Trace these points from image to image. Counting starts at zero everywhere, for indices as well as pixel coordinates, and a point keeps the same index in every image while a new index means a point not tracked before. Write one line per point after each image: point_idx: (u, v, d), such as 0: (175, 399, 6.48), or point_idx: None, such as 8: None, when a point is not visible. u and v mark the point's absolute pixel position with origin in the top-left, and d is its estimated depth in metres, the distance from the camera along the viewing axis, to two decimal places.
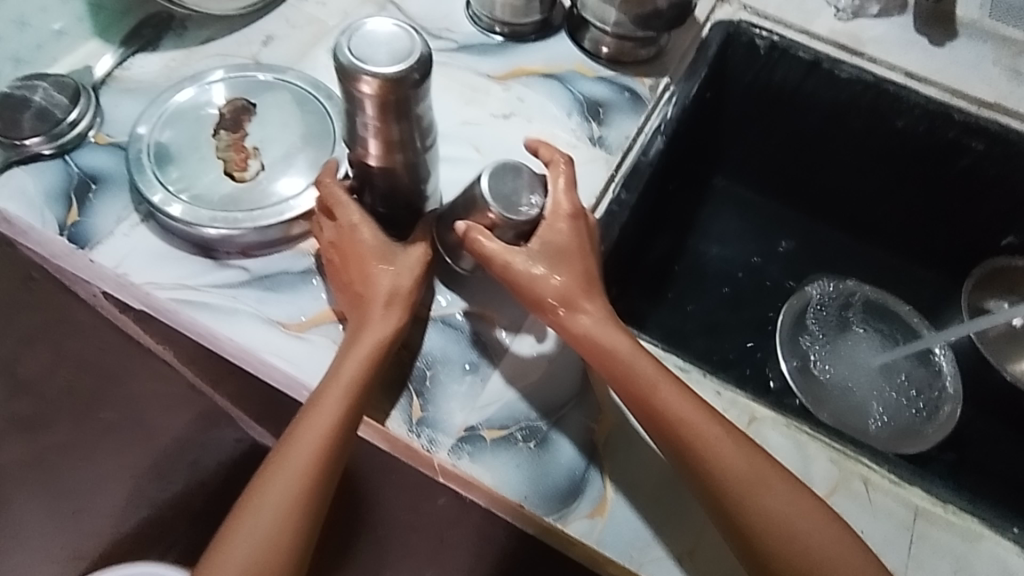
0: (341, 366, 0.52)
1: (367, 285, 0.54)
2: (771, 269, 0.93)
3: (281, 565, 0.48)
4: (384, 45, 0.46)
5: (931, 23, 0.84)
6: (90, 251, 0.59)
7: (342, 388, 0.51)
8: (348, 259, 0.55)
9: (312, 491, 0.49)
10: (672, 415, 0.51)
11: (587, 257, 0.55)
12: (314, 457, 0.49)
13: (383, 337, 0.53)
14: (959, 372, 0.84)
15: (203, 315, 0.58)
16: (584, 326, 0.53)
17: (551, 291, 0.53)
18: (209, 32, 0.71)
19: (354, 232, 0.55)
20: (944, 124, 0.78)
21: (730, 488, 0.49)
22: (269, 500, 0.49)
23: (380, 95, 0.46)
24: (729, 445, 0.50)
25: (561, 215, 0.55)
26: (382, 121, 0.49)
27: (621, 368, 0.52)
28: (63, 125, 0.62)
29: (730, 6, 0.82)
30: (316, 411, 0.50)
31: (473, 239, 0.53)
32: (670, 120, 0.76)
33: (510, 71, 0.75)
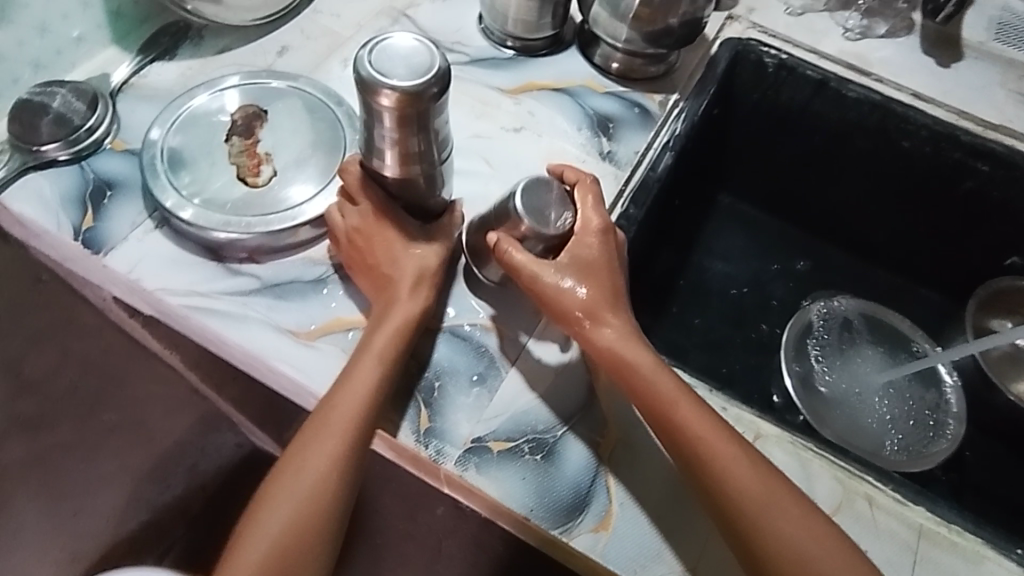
0: (373, 338, 0.54)
1: (394, 265, 0.56)
2: (776, 285, 0.93)
3: (319, 523, 0.49)
4: (404, 60, 0.46)
5: (938, 45, 0.85)
6: (104, 256, 0.59)
7: (374, 359, 0.53)
8: (372, 242, 0.56)
9: (347, 459, 0.51)
10: (689, 430, 0.51)
11: (613, 271, 0.56)
12: (348, 424, 0.50)
13: (413, 311, 0.55)
14: (963, 392, 0.84)
15: (213, 320, 0.58)
16: (607, 339, 0.54)
17: (576, 303, 0.54)
18: (225, 41, 0.72)
19: (379, 217, 0.57)
20: (950, 145, 0.79)
21: (738, 504, 0.49)
22: (306, 468, 0.50)
23: (399, 108, 0.46)
24: (741, 462, 0.51)
25: (591, 231, 0.56)
26: (400, 134, 0.49)
27: (639, 381, 0.53)
28: (80, 132, 0.63)
29: (739, 24, 0.84)
30: (350, 381, 0.52)
31: (503, 250, 0.55)
32: (678, 136, 0.76)
33: (522, 85, 0.76)
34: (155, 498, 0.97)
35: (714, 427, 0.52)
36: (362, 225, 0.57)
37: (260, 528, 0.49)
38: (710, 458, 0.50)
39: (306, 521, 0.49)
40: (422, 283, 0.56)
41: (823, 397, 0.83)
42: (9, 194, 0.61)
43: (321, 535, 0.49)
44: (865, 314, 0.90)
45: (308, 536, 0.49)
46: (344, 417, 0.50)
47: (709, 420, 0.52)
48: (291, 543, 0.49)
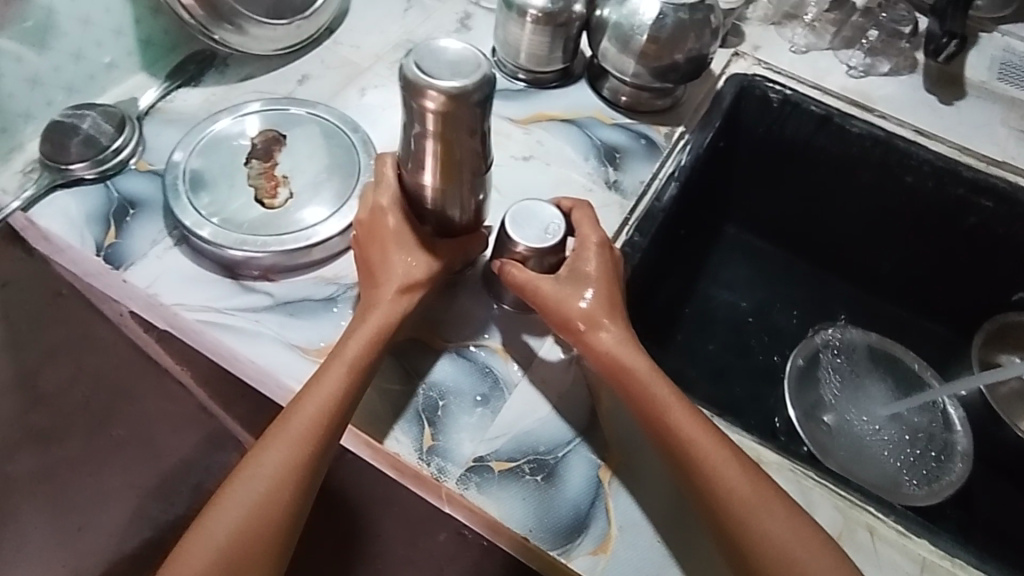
0: (347, 343, 0.54)
1: (383, 270, 0.56)
2: (780, 316, 0.94)
3: (268, 532, 0.48)
4: (454, 64, 0.46)
5: (940, 84, 0.87)
6: (124, 271, 0.61)
7: (345, 366, 0.52)
8: (372, 242, 0.56)
9: (305, 464, 0.50)
10: (682, 434, 0.52)
11: (613, 283, 0.57)
12: (313, 426, 0.50)
13: (390, 318, 0.55)
14: (969, 425, 0.83)
15: (226, 336, 0.60)
16: (605, 344, 0.55)
17: (576, 311, 0.55)
18: (249, 69, 0.75)
19: (382, 216, 0.56)
20: (953, 180, 0.80)
21: (737, 512, 0.49)
22: (262, 471, 0.49)
23: (442, 111, 0.46)
24: (735, 466, 0.51)
25: (589, 246, 0.58)
26: (439, 134, 0.48)
27: (640, 388, 0.53)
28: (107, 152, 0.66)
29: (745, 60, 0.86)
30: (319, 385, 0.52)
31: (507, 272, 0.57)
32: (683, 166, 0.78)
33: (532, 116, 0.78)
34: (158, 516, 0.90)
35: (716, 437, 0.52)
36: (368, 220, 0.56)
37: (208, 532, 0.48)
38: (710, 469, 0.51)
39: (255, 528, 0.48)
40: (406, 293, 0.56)
41: (828, 428, 0.83)
42: (36, 210, 0.64)
43: (269, 546, 0.48)
44: (869, 345, 0.91)
45: (257, 543, 0.48)
46: (310, 420, 0.50)
47: (708, 432, 0.52)
48: (237, 551, 0.47)
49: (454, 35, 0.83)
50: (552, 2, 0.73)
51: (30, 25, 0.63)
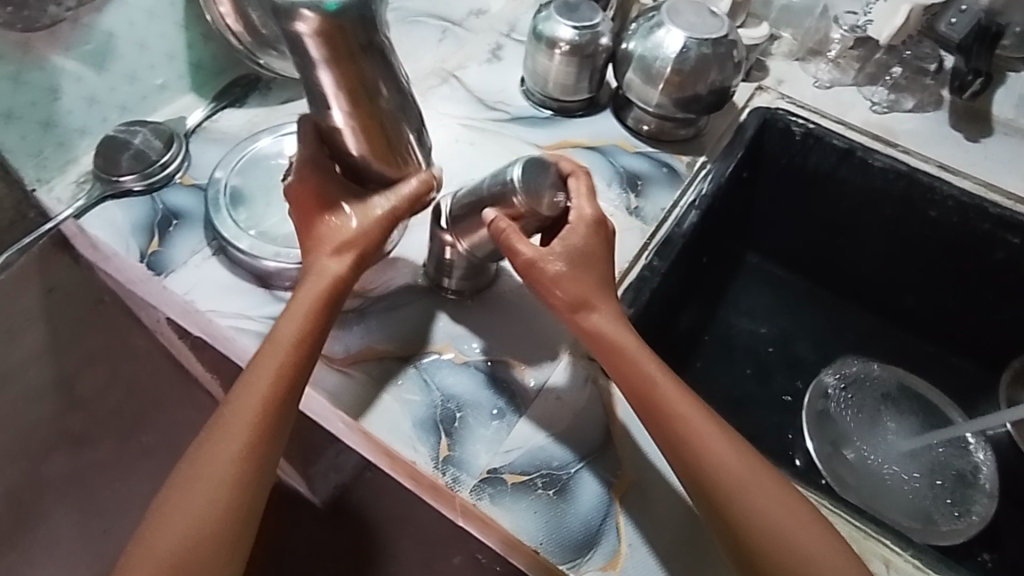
0: (279, 326, 0.53)
1: (315, 240, 0.56)
2: (800, 346, 0.93)
3: (221, 526, 0.48)
4: None
5: (966, 120, 0.87)
6: (164, 277, 0.64)
7: (275, 348, 0.52)
8: (301, 213, 0.56)
9: (250, 455, 0.50)
10: (675, 414, 0.52)
11: (605, 260, 0.57)
12: (251, 418, 0.50)
13: (321, 287, 0.54)
14: (994, 463, 0.81)
15: (256, 343, 0.62)
16: (596, 324, 0.55)
17: (583, 293, 0.55)
18: (290, 93, 0.79)
19: (302, 184, 0.55)
20: (978, 216, 0.80)
21: (729, 486, 0.50)
22: (207, 470, 0.49)
23: (320, 32, 0.47)
24: (725, 444, 0.51)
25: (583, 220, 0.56)
26: (334, 59, 0.49)
27: (629, 365, 0.54)
28: (155, 166, 0.70)
29: (768, 94, 0.88)
30: (253, 374, 0.51)
31: (498, 226, 0.55)
32: (704, 195, 0.79)
33: (557, 143, 0.81)
34: None
35: (711, 420, 0.53)
36: (295, 191, 0.55)
37: (157, 536, 0.48)
38: (700, 448, 0.51)
39: (202, 529, 0.48)
40: (341, 255, 0.55)
41: (847, 460, 0.82)
42: (87, 220, 0.67)
43: (216, 542, 0.48)
44: (896, 380, 0.90)
45: (205, 540, 0.48)
46: (248, 410, 0.50)
47: (701, 412, 0.53)
48: (190, 549, 0.48)
49: (485, 64, 0.88)
50: (580, 35, 0.76)
51: (91, 48, 0.66)
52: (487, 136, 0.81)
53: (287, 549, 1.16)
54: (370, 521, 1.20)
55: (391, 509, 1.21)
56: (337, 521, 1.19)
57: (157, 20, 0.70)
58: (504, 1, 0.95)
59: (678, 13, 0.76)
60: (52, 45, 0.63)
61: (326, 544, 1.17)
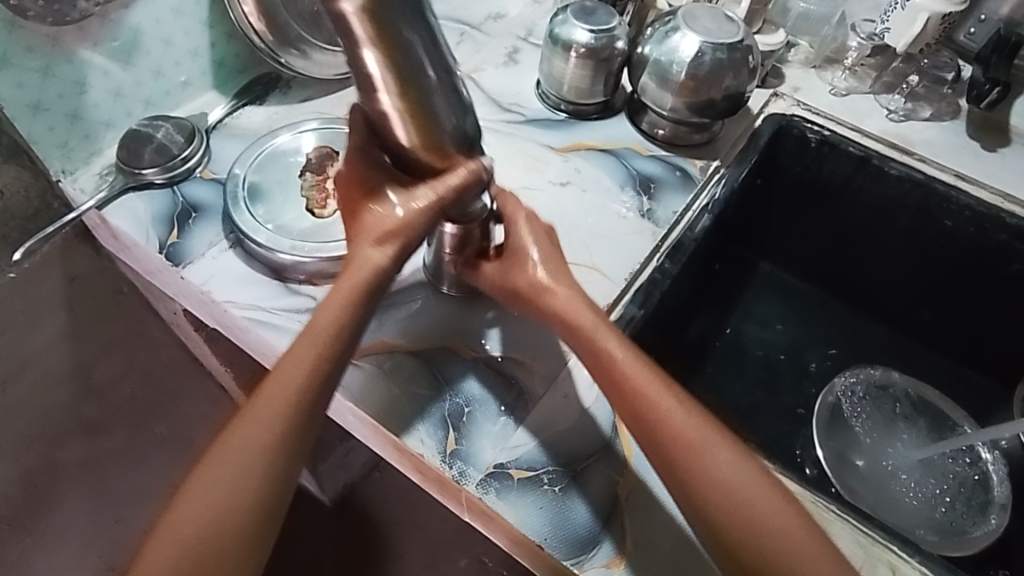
0: (319, 313, 0.52)
1: (359, 229, 0.55)
2: (811, 354, 0.93)
3: (241, 520, 0.46)
4: None
5: (984, 131, 0.87)
6: (182, 268, 0.65)
7: (313, 339, 0.51)
8: (347, 200, 0.56)
9: (278, 448, 0.48)
10: (631, 386, 0.52)
11: (551, 252, 0.59)
12: (283, 411, 0.48)
13: (361, 277, 0.53)
14: (1008, 476, 0.80)
15: (270, 333, 0.62)
16: (555, 306, 0.57)
17: (532, 282, 0.58)
18: (310, 92, 0.82)
19: (350, 172, 0.56)
20: (994, 227, 0.79)
21: (685, 456, 0.49)
22: (233, 457, 0.47)
23: (362, 15, 0.49)
24: (681, 413, 0.51)
25: (517, 220, 0.60)
26: (374, 44, 0.49)
27: (587, 346, 0.55)
28: (176, 160, 0.71)
29: (784, 101, 0.88)
30: (289, 360, 0.50)
31: (471, 269, 0.62)
32: (717, 200, 0.80)
33: (571, 145, 0.81)
34: None
35: (672, 394, 0.52)
36: (344, 179, 0.56)
37: (174, 525, 0.46)
38: (656, 421, 0.51)
39: (222, 520, 0.46)
40: (382, 244, 0.54)
41: (857, 469, 0.82)
42: (109, 210, 0.69)
43: (241, 533, 0.46)
44: (914, 393, 0.88)
45: (225, 530, 0.46)
46: (281, 396, 0.49)
47: (665, 388, 0.52)
48: (208, 543, 0.45)
49: (502, 67, 0.89)
50: (596, 38, 0.77)
51: (118, 44, 0.68)
52: (502, 138, 0.81)
53: (296, 546, 1.17)
54: (377, 521, 1.20)
55: (400, 510, 1.21)
56: (344, 519, 1.20)
57: (184, 18, 0.71)
58: (522, 5, 0.96)
59: (694, 18, 0.76)
60: (81, 39, 0.65)
61: (333, 541, 1.18)
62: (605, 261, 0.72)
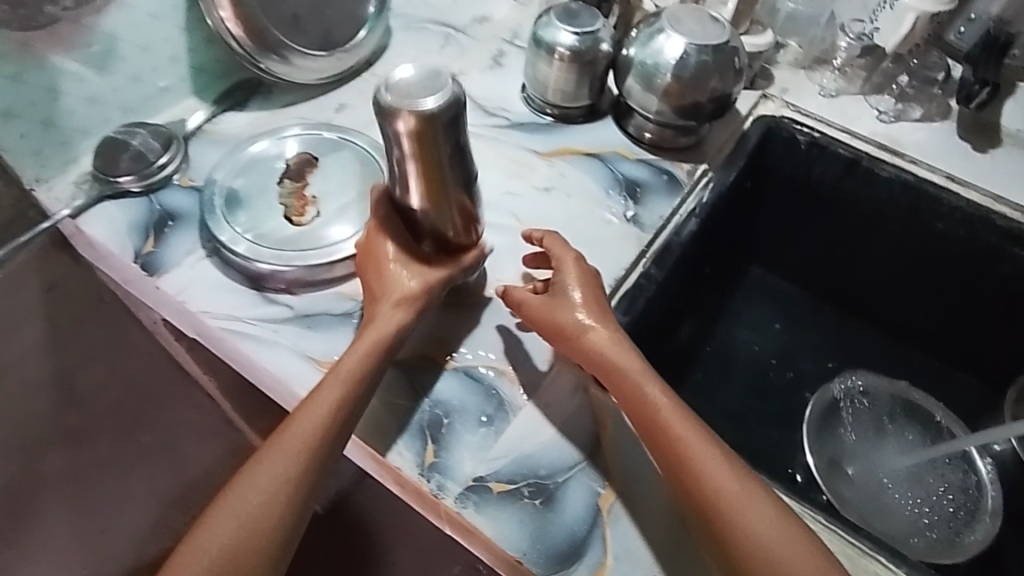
0: (344, 360, 0.55)
1: (382, 289, 0.59)
2: (801, 360, 0.92)
3: (260, 545, 0.47)
4: (420, 84, 0.50)
5: (974, 132, 0.86)
6: (158, 277, 0.64)
7: (341, 381, 0.53)
8: (367, 261, 0.60)
9: (300, 478, 0.50)
10: (674, 433, 0.52)
11: (595, 296, 0.60)
12: (307, 442, 0.50)
13: (386, 331, 0.57)
14: (999, 482, 0.78)
15: (244, 343, 0.62)
16: (600, 345, 0.57)
17: (570, 320, 0.58)
18: (291, 97, 0.80)
19: (377, 237, 0.60)
20: (985, 229, 0.78)
21: (724, 508, 0.48)
22: (256, 484, 0.49)
23: (414, 131, 0.51)
24: (722, 465, 0.50)
25: (566, 265, 0.61)
26: (418, 155, 0.53)
27: (630, 386, 0.55)
28: (153, 167, 0.70)
29: (773, 102, 0.87)
30: (317, 399, 0.52)
31: (507, 292, 0.62)
32: (705, 204, 0.78)
33: (556, 149, 0.80)
34: None
35: (713, 446, 0.51)
36: (364, 242, 0.60)
37: (194, 550, 0.47)
38: (694, 468, 0.50)
39: (243, 545, 0.47)
40: (400, 309, 0.58)
41: (847, 475, 0.81)
42: (85, 218, 0.68)
43: (262, 560, 0.47)
44: (905, 398, 0.86)
45: (246, 555, 0.47)
46: (308, 430, 0.51)
47: (699, 433, 0.52)
48: (228, 567, 0.46)
49: (487, 70, 0.88)
50: (580, 41, 0.76)
51: (93, 51, 0.67)
52: (487, 143, 0.80)
53: None
54: (369, 529, 1.19)
55: (391, 518, 1.20)
56: (335, 529, 1.18)
57: (161, 23, 0.70)
58: (507, 8, 0.95)
59: (679, 21, 0.75)
60: (53, 46, 0.64)
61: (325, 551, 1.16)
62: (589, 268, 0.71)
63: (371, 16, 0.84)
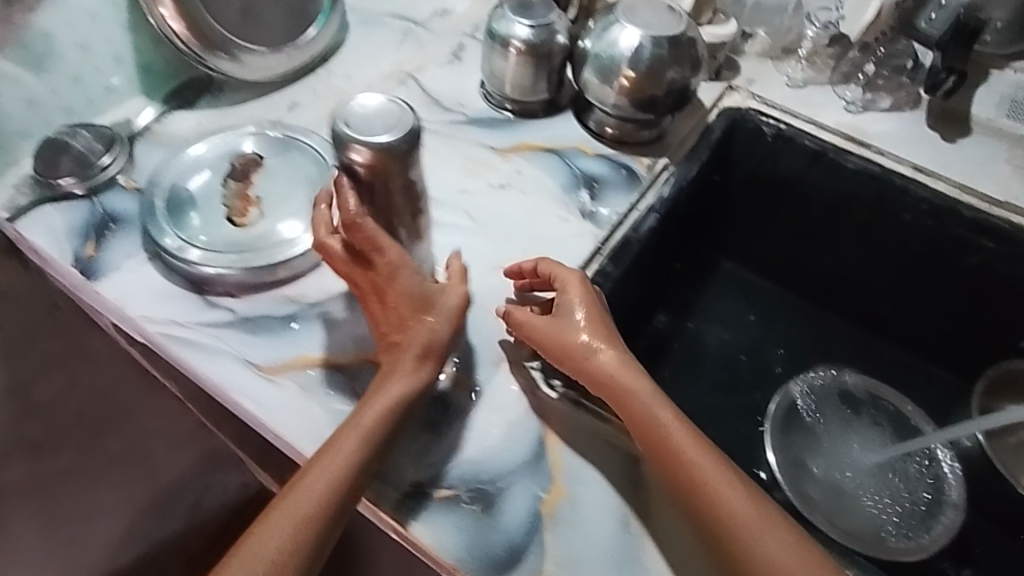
0: (360, 414, 0.52)
1: (402, 334, 0.55)
2: (772, 356, 0.90)
3: None
4: (377, 118, 0.51)
5: (942, 120, 0.84)
6: (96, 282, 0.63)
7: (359, 436, 0.50)
8: (389, 304, 0.56)
9: (310, 538, 0.47)
10: (688, 460, 0.50)
11: (603, 320, 0.59)
12: (321, 501, 0.47)
13: (408, 385, 0.54)
14: (963, 476, 0.78)
15: (183, 349, 0.60)
16: (608, 369, 0.55)
17: (578, 341, 0.57)
18: (242, 96, 0.79)
19: (394, 277, 0.55)
20: (951, 220, 0.77)
21: (744, 536, 0.47)
22: (266, 545, 0.46)
23: (370, 163, 0.51)
24: (737, 489, 0.49)
25: (571, 287, 0.60)
26: (374, 187, 0.53)
27: (642, 414, 0.53)
28: (95, 169, 0.69)
29: (738, 94, 0.86)
30: (331, 454, 0.50)
31: (511, 313, 0.61)
32: (665, 199, 0.77)
33: (512, 145, 0.79)
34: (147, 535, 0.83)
35: (732, 476, 0.50)
36: (375, 286, 0.55)
37: None
38: (712, 498, 0.49)
39: None
40: (427, 361, 0.55)
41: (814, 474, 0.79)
42: (23, 222, 0.66)
43: None
44: (876, 394, 0.86)
45: None
46: (320, 487, 0.48)
47: (713, 458, 0.51)
48: None
49: (446, 65, 0.86)
50: (535, 34, 0.74)
51: (30, 51, 0.65)
52: (443, 140, 0.78)
53: None
54: None
55: None
56: None
57: (101, 22, 0.69)
58: (469, 2, 0.93)
59: (634, 11, 0.73)
60: None
61: None
62: None
63: (322, 12, 0.83)
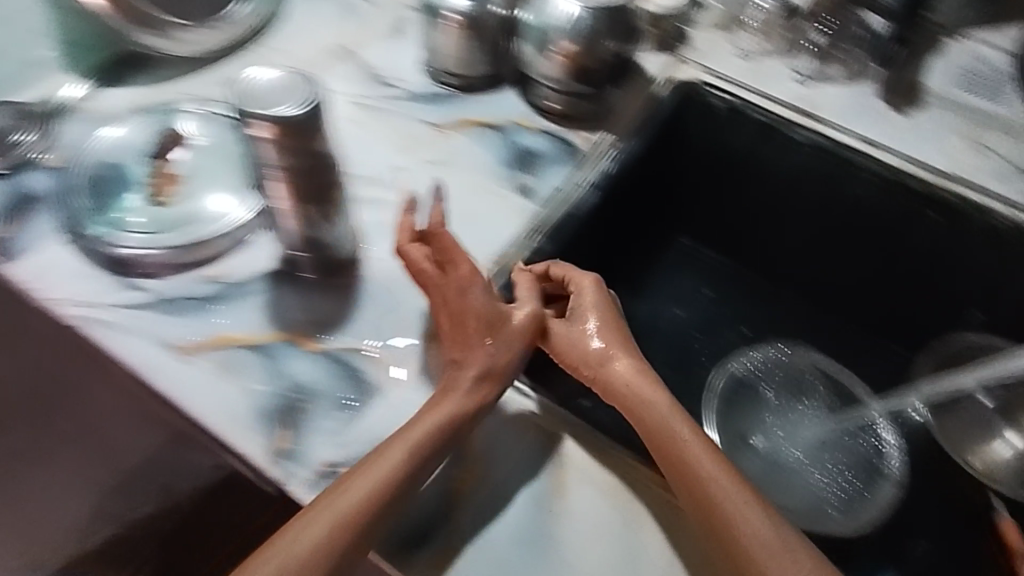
0: (411, 425, 0.51)
1: (465, 352, 0.55)
2: (725, 334, 0.89)
3: None
4: (281, 92, 0.49)
5: (896, 92, 0.82)
6: (12, 263, 0.62)
7: (407, 446, 0.50)
8: (455, 320, 0.56)
9: (342, 543, 0.45)
10: (700, 473, 0.50)
11: (617, 329, 0.60)
12: (360, 507, 0.46)
13: (463, 405, 0.53)
14: (906, 449, 0.77)
15: (101, 331, 0.59)
16: (621, 377, 0.56)
17: (593, 350, 0.58)
18: (174, 72, 0.77)
19: (466, 293, 0.56)
20: (900, 192, 0.76)
21: (756, 555, 0.46)
22: (300, 545, 0.44)
23: (278, 137, 0.50)
24: (747, 504, 0.48)
25: (586, 295, 0.61)
26: (284, 161, 0.52)
27: (660, 425, 0.53)
28: (15, 146, 0.68)
29: (691, 67, 0.83)
30: (378, 460, 0.49)
31: None
32: (607, 175, 0.75)
33: (451, 122, 0.77)
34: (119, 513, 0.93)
35: (747, 492, 0.49)
36: (444, 298, 0.56)
37: None
38: (728, 514, 0.48)
39: None
40: (484, 383, 0.54)
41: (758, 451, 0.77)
42: None
43: None
44: (824, 368, 0.84)
45: None
46: (361, 491, 0.47)
47: (729, 474, 0.50)
48: None
49: (388, 39, 0.84)
50: (473, 8, 0.72)
51: None
52: (380, 117, 0.77)
53: None
54: None
55: None
56: None
57: None
58: None
59: None
60: None
61: None
62: (473, 244, 0.68)
63: None
